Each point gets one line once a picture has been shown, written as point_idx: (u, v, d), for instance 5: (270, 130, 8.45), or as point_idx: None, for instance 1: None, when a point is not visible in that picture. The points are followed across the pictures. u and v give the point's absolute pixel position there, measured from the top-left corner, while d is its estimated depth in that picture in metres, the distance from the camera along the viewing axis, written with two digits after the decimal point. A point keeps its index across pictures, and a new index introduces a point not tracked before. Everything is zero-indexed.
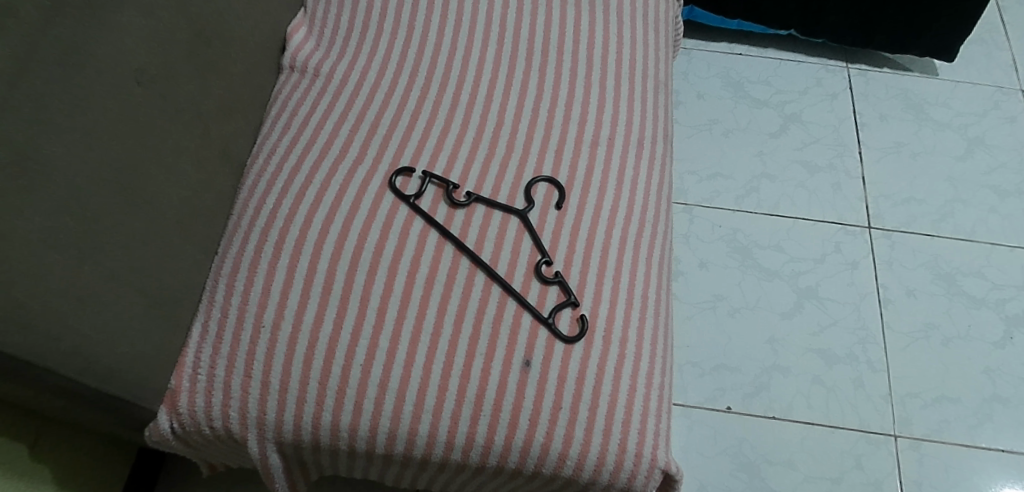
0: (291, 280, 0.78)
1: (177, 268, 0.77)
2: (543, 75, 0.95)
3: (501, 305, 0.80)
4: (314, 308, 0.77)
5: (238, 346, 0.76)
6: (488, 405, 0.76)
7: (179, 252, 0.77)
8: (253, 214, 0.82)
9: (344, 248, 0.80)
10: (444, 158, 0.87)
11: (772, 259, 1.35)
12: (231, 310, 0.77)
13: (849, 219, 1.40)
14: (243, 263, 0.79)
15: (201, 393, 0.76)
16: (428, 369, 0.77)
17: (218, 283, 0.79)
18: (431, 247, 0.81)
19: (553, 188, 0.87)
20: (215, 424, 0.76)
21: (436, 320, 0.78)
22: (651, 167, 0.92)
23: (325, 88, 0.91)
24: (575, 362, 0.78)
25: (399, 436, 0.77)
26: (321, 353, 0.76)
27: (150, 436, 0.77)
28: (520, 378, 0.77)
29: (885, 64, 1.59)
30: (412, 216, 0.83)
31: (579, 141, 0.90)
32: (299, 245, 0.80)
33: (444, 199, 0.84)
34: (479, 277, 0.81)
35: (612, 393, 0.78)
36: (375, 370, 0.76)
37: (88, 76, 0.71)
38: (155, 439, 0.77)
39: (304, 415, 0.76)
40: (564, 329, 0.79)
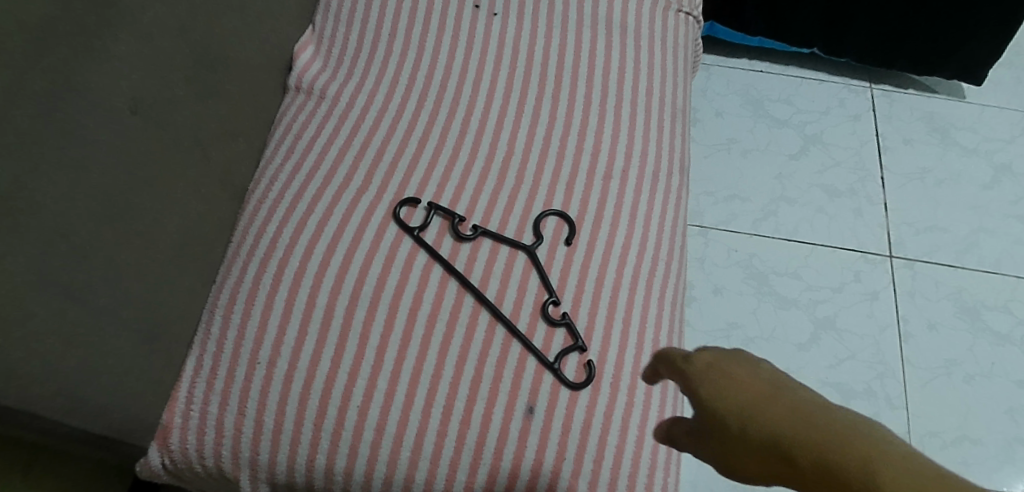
0: (289, 315, 0.75)
1: (169, 301, 0.74)
2: (556, 102, 0.91)
3: (505, 348, 0.76)
4: (312, 344, 0.75)
5: (232, 383, 0.74)
6: (488, 453, 0.73)
7: (174, 284, 0.74)
8: (252, 243, 0.79)
9: (345, 282, 0.77)
10: (451, 189, 0.84)
11: (789, 286, 1.32)
12: (227, 345, 0.75)
13: (869, 247, 1.36)
14: (240, 295, 0.77)
15: (194, 430, 0.74)
16: (427, 412, 0.74)
17: (214, 314, 0.76)
18: (434, 283, 0.78)
19: (563, 222, 0.83)
20: (207, 462, 0.75)
21: (437, 361, 0.75)
22: (666, 200, 0.88)
23: (331, 111, 0.88)
24: (580, 410, 0.75)
25: (394, 483, 0.74)
26: (317, 393, 0.74)
27: (142, 472, 0.76)
28: (523, 425, 0.74)
29: (910, 85, 1.55)
30: (415, 249, 0.80)
31: (592, 174, 0.87)
32: (298, 278, 0.77)
33: (450, 232, 0.81)
34: (483, 316, 0.77)
35: (618, 445, 0.75)
36: (372, 413, 0.74)
37: (76, 109, 0.67)
38: (147, 475, 0.76)
39: (299, 456, 0.74)
40: (570, 374, 0.76)
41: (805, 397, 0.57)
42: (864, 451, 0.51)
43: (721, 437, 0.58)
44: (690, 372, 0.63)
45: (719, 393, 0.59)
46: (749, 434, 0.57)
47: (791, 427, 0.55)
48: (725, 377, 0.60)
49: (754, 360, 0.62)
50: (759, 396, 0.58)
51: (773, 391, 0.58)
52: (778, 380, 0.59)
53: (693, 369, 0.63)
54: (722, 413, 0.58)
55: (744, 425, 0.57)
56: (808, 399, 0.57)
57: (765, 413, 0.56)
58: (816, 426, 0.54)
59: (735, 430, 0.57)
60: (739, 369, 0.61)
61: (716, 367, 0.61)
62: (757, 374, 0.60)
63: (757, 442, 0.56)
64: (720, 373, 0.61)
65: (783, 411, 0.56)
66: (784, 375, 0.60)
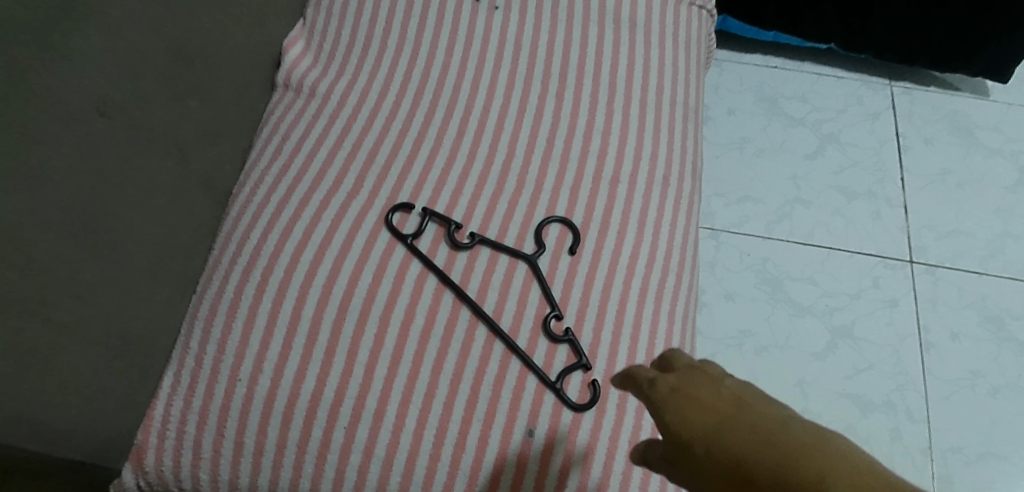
0: (272, 328, 0.70)
1: (145, 320, 0.69)
2: (561, 102, 0.86)
3: (503, 366, 0.71)
4: (296, 360, 0.70)
5: (211, 400, 0.69)
6: (483, 479, 0.69)
7: (151, 303, 0.70)
8: (235, 251, 0.73)
9: (332, 294, 0.71)
10: (448, 194, 0.79)
11: (804, 293, 1.26)
12: (206, 360, 0.70)
13: (889, 252, 1.30)
14: (220, 307, 0.71)
15: (170, 450, 0.69)
16: (419, 434, 0.69)
17: (194, 325, 0.71)
18: (428, 295, 0.73)
19: (567, 230, 0.78)
20: (184, 484, 0.70)
21: (430, 379, 0.70)
22: (677, 207, 0.83)
23: (321, 109, 0.82)
24: (584, 434, 0.70)
25: None
26: (301, 412, 0.69)
27: None
28: (522, 450, 0.69)
29: (932, 82, 1.48)
30: (408, 258, 0.74)
31: (598, 178, 0.81)
32: (283, 289, 0.71)
33: (445, 240, 0.76)
34: (481, 330, 0.72)
35: (625, 472, 0.70)
36: (361, 434, 0.69)
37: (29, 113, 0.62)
38: None
39: (281, 480, 0.69)
40: (573, 395, 0.71)
41: (769, 415, 0.53)
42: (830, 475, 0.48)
43: (690, 465, 0.54)
44: (654, 399, 0.58)
45: (684, 419, 0.55)
46: (716, 462, 0.52)
47: (756, 454, 0.51)
48: (691, 401, 0.56)
49: (718, 378, 0.58)
50: (722, 422, 0.53)
51: (737, 413, 0.54)
52: (744, 398, 0.55)
53: (656, 396, 0.58)
54: (688, 442, 0.54)
55: (711, 452, 0.53)
56: (772, 418, 0.53)
57: (729, 438, 0.52)
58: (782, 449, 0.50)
59: (704, 459, 0.53)
60: (702, 392, 0.56)
61: (679, 394, 0.56)
62: (720, 394, 0.56)
63: (725, 470, 0.52)
64: (685, 397, 0.56)
65: (746, 435, 0.52)
66: (749, 391, 0.56)
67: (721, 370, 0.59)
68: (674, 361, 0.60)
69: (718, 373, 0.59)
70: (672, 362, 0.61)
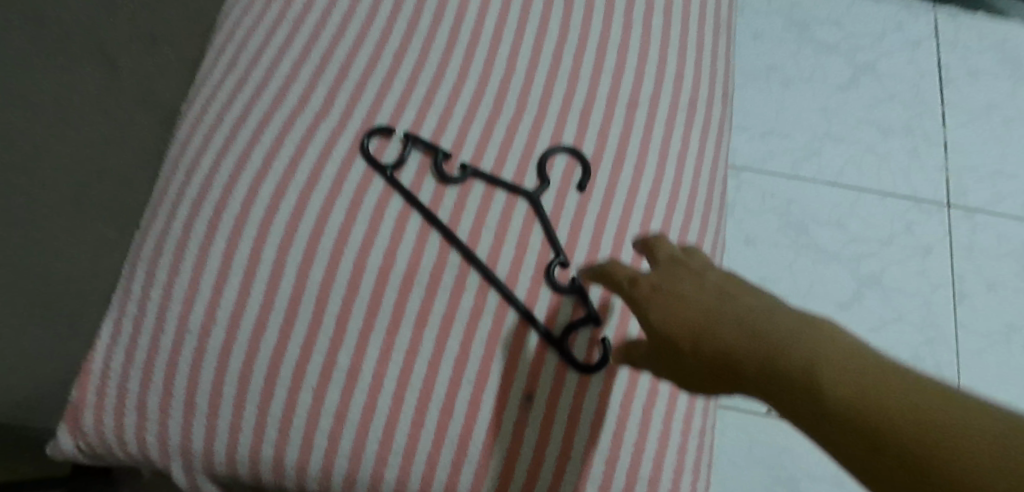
0: (226, 272, 0.60)
1: (106, 228, 0.85)
2: (570, 9, 0.73)
3: (499, 320, 0.61)
4: (255, 310, 0.59)
5: (157, 354, 0.59)
6: (474, 449, 0.59)
7: (87, 223, 0.85)
8: (184, 179, 0.63)
9: (297, 233, 0.61)
10: (435, 116, 0.67)
11: (830, 238, 1.15)
12: (150, 307, 0.59)
13: (925, 194, 1.19)
14: (167, 245, 0.61)
15: (111, 410, 0.59)
16: (400, 398, 0.59)
17: (137, 266, 0.61)
18: (411, 236, 0.62)
19: (575, 161, 0.67)
20: (128, 448, 0.60)
21: (413, 334, 0.60)
22: (705, 136, 0.72)
23: (285, 14, 0.70)
24: (591, 400, 0.61)
25: (359, 482, 0.60)
26: (262, 370, 0.59)
27: (56, 455, 0.62)
28: (519, 416, 0.60)
29: (979, 7, 1.34)
30: (388, 192, 0.63)
31: (613, 100, 0.70)
32: (239, 226, 0.60)
33: (431, 172, 0.65)
34: (473, 279, 0.62)
35: (638, 443, 0.61)
36: (331, 396, 0.59)
37: None
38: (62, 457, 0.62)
39: (240, 447, 0.59)
40: (579, 355, 0.62)
41: (755, 304, 0.45)
42: (822, 365, 0.40)
43: (675, 363, 0.46)
44: (634, 298, 0.50)
45: (666, 318, 0.46)
46: (702, 360, 0.45)
47: (751, 349, 0.43)
48: (674, 299, 0.47)
49: (703, 269, 0.49)
50: (704, 313, 0.45)
51: (724, 304, 0.45)
52: (730, 289, 0.47)
53: (638, 295, 0.49)
54: (671, 340, 0.46)
55: (698, 350, 0.45)
56: (758, 307, 0.45)
57: (719, 332, 0.44)
58: (771, 342, 0.42)
59: (689, 358, 0.45)
60: (686, 287, 0.48)
61: (662, 291, 0.48)
62: (704, 287, 0.47)
63: (710, 369, 0.44)
64: (668, 294, 0.48)
65: (732, 327, 0.44)
66: (732, 279, 0.48)
67: (707, 260, 0.51)
68: (657, 253, 0.52)
69: (704, 265, 0.50)
70: (656, 257, 0.52)
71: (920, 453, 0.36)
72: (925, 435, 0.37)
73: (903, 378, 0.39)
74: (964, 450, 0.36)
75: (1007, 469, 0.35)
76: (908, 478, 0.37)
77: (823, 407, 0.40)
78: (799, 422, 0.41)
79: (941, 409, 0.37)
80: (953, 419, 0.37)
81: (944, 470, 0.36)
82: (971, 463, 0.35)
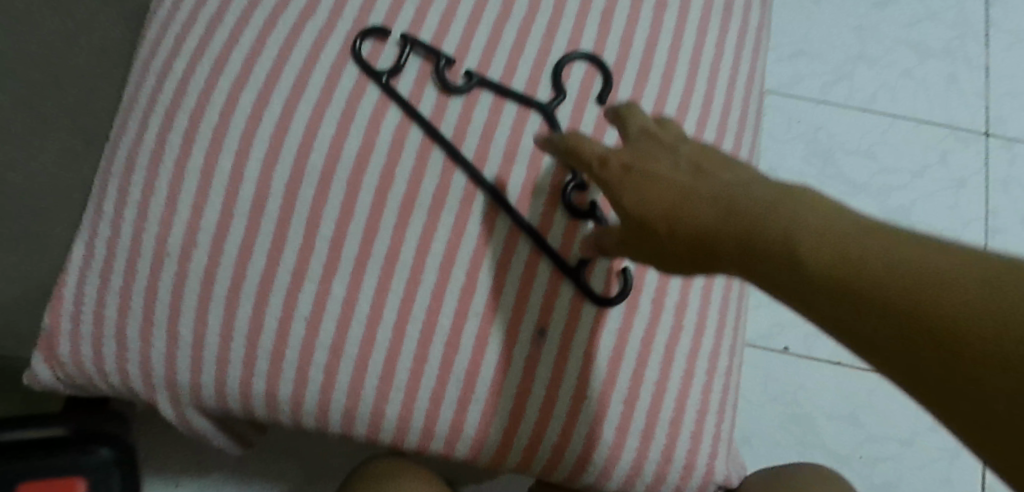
0: (206, 190, 0.54)
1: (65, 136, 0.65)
2: None
3: (508, 247, 0.56)
4: (239, 233, 0.54)
5: (134, 279, 0.54)
6: (482, 386, 0.55)
7: (50, 129, 0.64)
8: (155, 86, 0.56)
9: (284, 148, 0.55)
10: (437, 18, 0.60)
11: (859, 168, 1.08)
12: (124, 228, 0.54)
13: (962, 122, 1.12)
14: (139, 160, 0.55)
15: (88, 339, 0.55)
16: (400, 330, 0.54)
17: (107, 182, 0.55)
18: (411, 153, 0.56)
19: (595, 72, 0.60)
20: (111, 380, 0.56)
21: (414, 261, 0.55)
22: (740, 47, 0.65)
23: None
24: (609, 336, 0.56)
25: (359, 418, 0.56)
26: (248, 299, 0.54)
27: (32, 385, 0.57)
28: (530, 353, 0.55)
29: None
30: (385, 102, 0.57)
31: (637, 4, 0.62)
32: (218, 139, 0.54)
33: (434, 81, 0.58)
34: (480, 201, 0.56)
35: (659, 382, 0.56)
36: (325, 328, 0.54)
37: None
38: (39, 387, 0.58)
39: (230, 380, 0.55)
40: (597, 288, 0.56)
41: (731, 178, 0.41)
42: (805, 232, 0.35)
43: (651, 248, 0.42)
44: (605, 180, 0.45)
45: (637, 198, 0.43)
46: (678, 239, 0.41)
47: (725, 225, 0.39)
48: (647, 179, 0.43)
49: (677, 144, 0.45)
50: (679, 192, 0.41)
51: (700, 181, 0.41)
52: (705, 164, 0.43)
53: (608, 176, 0.45)
54: (647, 222, 0.42)
55: (674, 229, 0.41)
56: (736, 179, 0.41)
57: (693, 209, 0.40)
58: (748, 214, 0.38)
59: (666, 241, 0.41)
60: (660, 165, 0.44)
61: (634, 171, 0.44)
62: (680, 165, 0.43)
63: (688, 249, 0.40)
64: (640, 173, 0.44)
65: (706, 203, 0.40)
66: (710, 153, 0.44)
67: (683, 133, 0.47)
68: (629, 128, 0.48)
69: (679, 139, 0.46)
70: (628, 130, 0.48)
71: (916, 317, 0.31)
72: (920, 298, 0.31)
73: (897, 236, 0.33)
74: (967, 308, 0.30)
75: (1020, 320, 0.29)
76: (907, 349, 0.31)
77: (807, 279, 0.35)
78: (787, 299, 0.36)
79: (946, 266, 0.31)
80: (954, 274, 0.31)
81: (946, 332, 0.30)
82: (976, 321, 0.29)
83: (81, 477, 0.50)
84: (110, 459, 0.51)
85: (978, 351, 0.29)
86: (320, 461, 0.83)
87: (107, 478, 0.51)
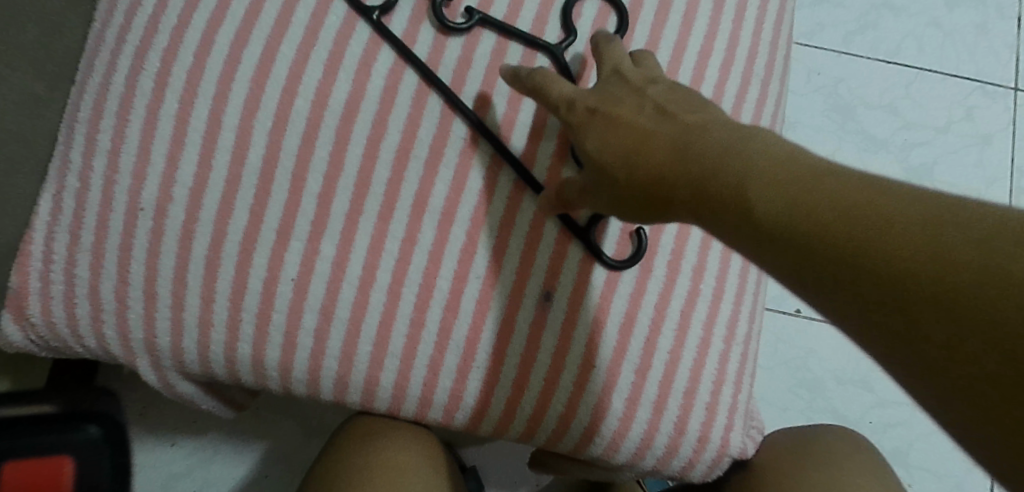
0: (182, 139, 0.49)
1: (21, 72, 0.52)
2: None
3: (512, 204, 0.51)
4: (218, 186, 0.49)
5: (106, 236, 0.50)
6: (483, 354, 0.51)
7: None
8: (123, 24, 0.52)
9: (265, 93, 0.50)
10: None
11: (881, 124, 0.99)
12: (94, 180, 0.50)
13: None
14: (108, 106, 0.50)
15: (59, 300, 0.51)
16: (394, 292, 0.50)
17: (74, 130, 0.51)
18: (406, 99, 0.51)
19: (609, 11, 0.55)
20: (87, 344, 0.52)
21: (410, 218, 0.50)
22: None
23: None
24: (620, 300, 0.52)
25: (352, 386, 0.52)
26: (230, 257, 0.50)
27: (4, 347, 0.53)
28: (535, 318, 0.51)
29: None
30: (376, 44, 0.52)
31: None
32: (193, 82, 0.50)
33: (432, 20, 0.53)
34: (481, 153, 0.52)
35: (673, 350, 0.53)
36: (314, 289, 0.50)
37: None
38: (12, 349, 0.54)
39: (213, 345, 0.51)
40: (609, 250, 0.52)
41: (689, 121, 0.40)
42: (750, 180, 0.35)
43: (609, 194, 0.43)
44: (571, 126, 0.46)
45: (598, 144, 0.43)
46: (634, 185, 0.41)
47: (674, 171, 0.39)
48: (610, 124, 0.43)
49: (643, 85, 0.45)
50: (637, 137, 0.41)
51: (658, 126, 0.41)
52: (668, 105, 0.42)
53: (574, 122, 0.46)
54: (605, 168, 0.42)
55: (631, 176, 0.41)
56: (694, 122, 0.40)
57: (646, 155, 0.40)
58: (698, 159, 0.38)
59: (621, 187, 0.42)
60: (622, 109, 0.44)
61: (597, 117, 0.44)
62: (642, 109, 0.43)
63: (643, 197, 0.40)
64: (602, 119, 0.44)
65: (660, 149, 0.40)
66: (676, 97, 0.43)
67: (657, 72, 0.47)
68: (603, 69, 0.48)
69: (647, 79, 0.45)
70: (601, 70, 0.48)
71: (852, 254, 0.30)
72: (859, 235, 0.30)
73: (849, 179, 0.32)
74: (902, 244, 0.29)
75: (952, 253, 0.27)
76: (839, 289, 0.30)
77: (755, 223, 0.34)
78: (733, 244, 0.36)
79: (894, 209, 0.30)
80: (897, 210, 0.29)
81: (879, 268, 0.29)
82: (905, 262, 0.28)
83: (68, 455, 0.42)
84: (99, 436, 0.43)
85: (908, 288, 0.28)
86: (320, 421, 0.78)
87: (97, 455, 0.43)
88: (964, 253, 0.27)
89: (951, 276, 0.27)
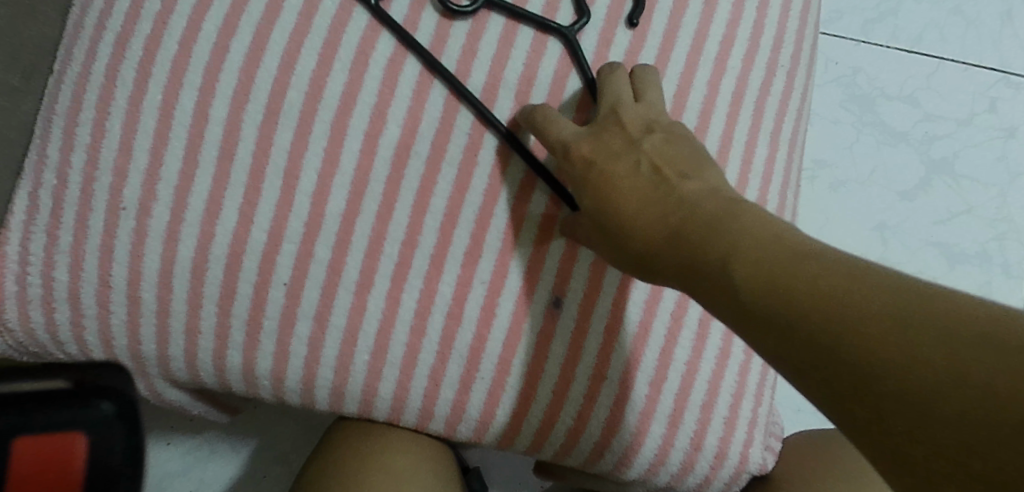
0: (166, 133, 0.46)
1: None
2: None
3: (521, 203, 0.48)
4: (205, 184, 0.46)
5: (85, 236, 0.46)
6: (488, 363, 0.48)
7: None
8: (103, 8, 0.48)
9: (255, 84, 0.47)
10: None
11: (900, 115, 0.93)
12: (72, 177, 0.46)
13: None
14: (87, 97, 0.47)
15: (36, 305, 0.47)
16: (394, 297, 0.47)
17: (51, 123, 0.47)
18: (407, 92, 0.48)
19: None
20: (67, 351, 0.48)
21: (411, 219, 0.47)
22: None
23: None
24: (634, 305, 0.49)
25: (348, 397, 0.49)
26: (218, 260, 0.46)
27: None
28: (544, 325, 0.48)
29: None
30: (375, 30, 0.48)
31: None
32: (178, 72, 0.47)
33: (435, 4, 0.49)
34: (488, 148, 0.48)
35: (689, 361, 0.50)
36: (308, 294, 0.47)
37: None
38: None
39: (200, 353, 0.48)
40: None
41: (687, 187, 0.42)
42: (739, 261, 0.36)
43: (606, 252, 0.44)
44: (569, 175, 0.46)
45: (598, 201, 0.44)
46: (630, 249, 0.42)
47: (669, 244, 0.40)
48: (605, 183, 0.44)
49: (641, 135, 0.45)
50: (636, 201, 0.42)
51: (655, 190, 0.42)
52: (666, 165, 0.43)
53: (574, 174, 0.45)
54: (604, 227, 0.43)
55: (624, 245, 0.42)
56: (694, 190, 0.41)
57: (641, 223, 0.41)
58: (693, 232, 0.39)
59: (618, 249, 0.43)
60: (620, 165, 0.44)
61: (593, 170, 0.44)
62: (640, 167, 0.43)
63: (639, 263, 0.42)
64: (599, 173, 0.44)
65: (655, 217, 0.41)
66: (667, 151, 0.44)
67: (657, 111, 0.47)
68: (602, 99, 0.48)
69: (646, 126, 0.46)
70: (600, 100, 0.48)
71: (833, 348, 0.31)
72: (838, 333, 0.31)
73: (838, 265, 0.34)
74: (875, 344, 0.30)
75: (925, 364, 0.29)
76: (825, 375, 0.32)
77: (740, 301, 0.36)
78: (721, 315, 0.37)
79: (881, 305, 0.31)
80: (877, 310, 0.31)
81: (856, 370, 0.31)
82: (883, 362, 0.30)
83: (80, 432, 0.37)
84: (113, 413, 0.38)
85: (873, 389, 0.30)
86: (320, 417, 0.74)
87: (109, 434, 0.37)
88: (938, 365, 0.29)
89: (927, 384, 0.29)
